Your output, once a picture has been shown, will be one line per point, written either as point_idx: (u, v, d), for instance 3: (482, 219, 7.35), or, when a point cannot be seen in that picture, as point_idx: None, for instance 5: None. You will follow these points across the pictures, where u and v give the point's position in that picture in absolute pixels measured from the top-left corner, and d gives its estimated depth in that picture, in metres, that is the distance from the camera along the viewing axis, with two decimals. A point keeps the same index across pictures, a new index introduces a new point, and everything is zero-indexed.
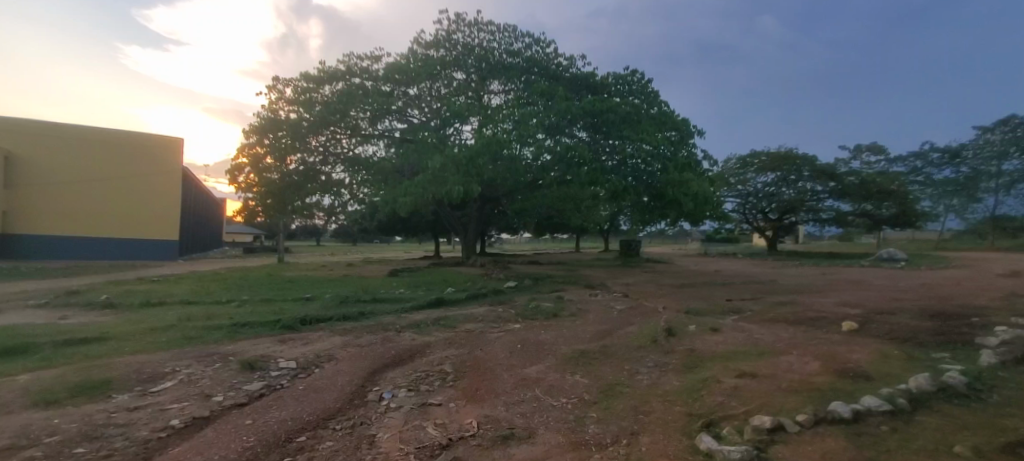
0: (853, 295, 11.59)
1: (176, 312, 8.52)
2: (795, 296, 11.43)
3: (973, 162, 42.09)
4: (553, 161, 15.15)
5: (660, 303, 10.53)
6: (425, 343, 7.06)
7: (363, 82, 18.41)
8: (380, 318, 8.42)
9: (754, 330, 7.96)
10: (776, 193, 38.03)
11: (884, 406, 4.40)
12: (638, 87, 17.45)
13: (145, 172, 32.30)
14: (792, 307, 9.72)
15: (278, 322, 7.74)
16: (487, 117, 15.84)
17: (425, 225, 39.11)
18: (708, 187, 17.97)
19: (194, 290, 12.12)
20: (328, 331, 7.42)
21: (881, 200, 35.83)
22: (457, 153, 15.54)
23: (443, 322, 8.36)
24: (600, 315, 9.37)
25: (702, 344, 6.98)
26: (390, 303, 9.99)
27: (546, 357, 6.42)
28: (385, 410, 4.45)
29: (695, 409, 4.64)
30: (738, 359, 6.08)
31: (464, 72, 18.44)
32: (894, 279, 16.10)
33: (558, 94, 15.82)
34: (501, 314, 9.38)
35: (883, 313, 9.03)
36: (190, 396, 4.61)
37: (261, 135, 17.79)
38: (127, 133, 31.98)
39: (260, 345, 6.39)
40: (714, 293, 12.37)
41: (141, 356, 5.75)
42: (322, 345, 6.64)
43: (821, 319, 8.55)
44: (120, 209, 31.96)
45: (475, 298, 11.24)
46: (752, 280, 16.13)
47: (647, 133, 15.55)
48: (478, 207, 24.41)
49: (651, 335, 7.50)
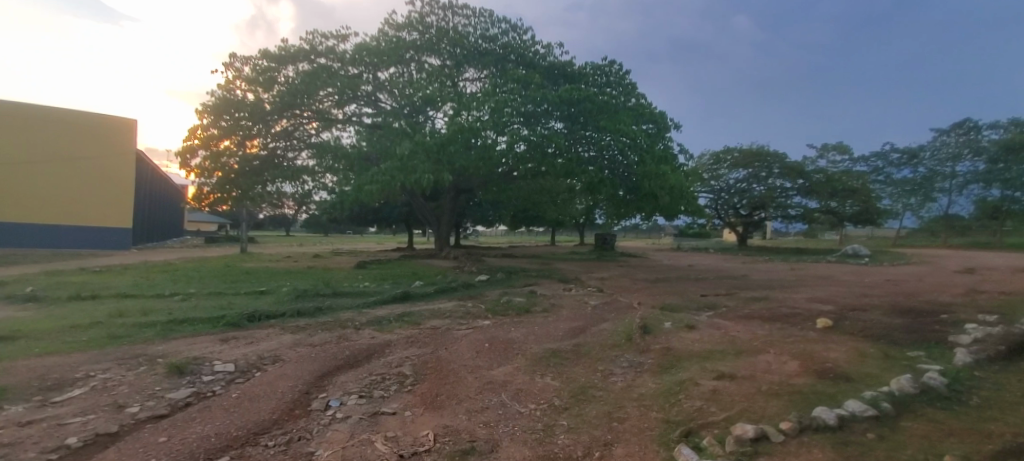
0: (824, 291, 11.65)
1: (109, 307, 7.69)
2: (769, 292, 11.38)
3: (929, 163, 44.17)
4: (528, 149, 14.76)
5: (635, 299, 10.23)
6: (385, 342, 6.51)
7: (330, 63, 17.36)
8: (338, 314, 7.78)
9: (731, 327, 7.72)
10: (747, 189, 38.79)
11: (868, 411, 4.17)
12: (617, 77, 17.08)
13: (93, 154, 29.96)
14: (766, 303, 9.61)
15: (222, 319, 7.01)
16: (461, 103, 15.26)
17: (398, 216, 38.10)
18: (683, 181, 17.89)
19: (137, 283, 11.11)
20: (278, 329, 6.75)
21: (846, 197, 36.90)
22: (428, 139, 14.95)
23: (407, 319, 7.81)
24: (573, 311, 8.98)
25: (679, 342, 6.69)
26: (351, 297, 9.34)
27: (516, 357, 6.00)
28: (330, 422, 3.91)
29: (673, 415, 4.29)
30: (715, 360, 5.80)
31: (439, 58, 17.76)
32: (860, 275, 16.40)
33: (533, 81, 15.39)
34: (470, 310, 8.90)
35: (855, 310, 8.97)
36: (99, 408, 3.92)
37: (216, 116, 16.58)
38: (71, 111, 29.55)
39: (196, 346, 5.71)
40: (689, 288, 12.20)
41: (51, 358, 5.00)
42: (268, 345, 6.00)
43: (796, 316, 8.41)
44: (65, 194, 29.65)
45: (444, 292, 10.68)
46: (726, 275, 16.15)
47: (624, 124, 15.28)
48: (452, 198, 23.72)
49: (626, 333, 7.16)
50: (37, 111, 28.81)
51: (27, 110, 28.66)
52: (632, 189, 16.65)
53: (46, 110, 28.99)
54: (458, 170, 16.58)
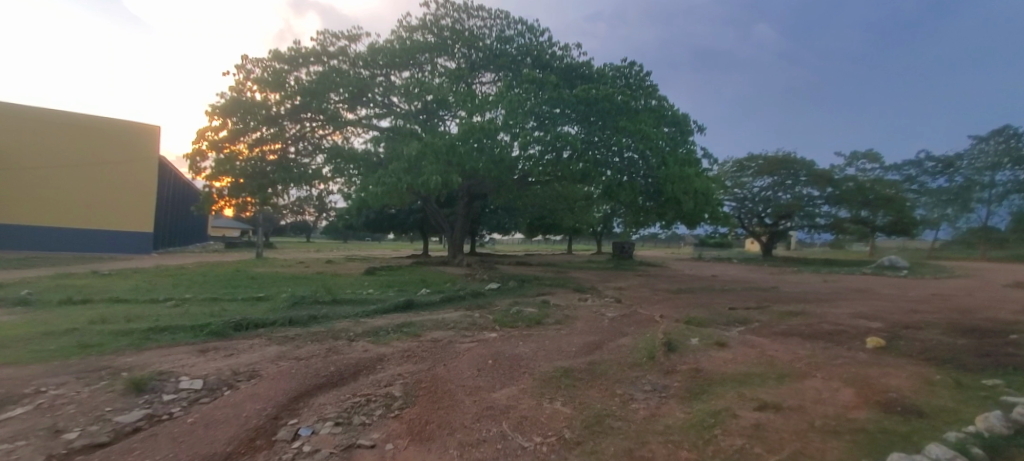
0: (868, 306, 10.54)
1: (95, 313, 7.33)
2: (805, 305, 10.35)
3: (967, 171, 41.25)
4: (542, 151, 14.17)
5: (656, 311, 9.37)
6: (378, 355, 5.89)
7: (341, 65, 17.03)
8: (333, 324, 7.20)
9: (766, 346, 6.84)
10: (772, 197, 37.38)
11: (958, 459, 3.29)
12: (638, 78, 16.25)
13: (119, 159, 30.68)
14: (804, 318, 8.65)
15: (206, 327, 6.49)
16: (474, 103, 14.73)
17: (414, 223, 37.82)
18: (708, 186, 16.89)
19: (135, 287, 10.78)
20: (264, 339, 6.19)
21: (879, 207, 35.04)
22: (438, 140, 14.50)
23: (406, 330, 7.18)
24: (589, 323, 8.21)
25: (708, 362, 5.87)
26: (350, 305, 8.77)
27: (522, 377, 5.28)
28: (294, 457, 3.26)
29: (708, 456, 3.51)
30: (754, 385, 4.96)
31: (453, 60, 17.32)
32: (900, 288, 15.15)
33: (549, 82, 14.81)
34: (476, 320, 8.22)
35: (907, 328, 7.95)
36: (31, 433, 3.41)
37: (226, 117, 16.40)
38: (99, 117, 30.33)
39: (170, 357, 5.22)
40: (714, 300, 11.28)
41: (4, 370, 4.57)
42: (250, 357, 5.45)
43: (840, 334, 7.47)
44: (91, 198, 30.36)
45: (450, 301, 10.03)
46: (754, 287, 15.06)
47: (646, 125, 14.47)
48: (465, 204, 23.12)
49: (647, 349, 6.36)
50: (67, 117, 29.64)
51: (60, 116, 29.61)
52: (653, 193, 15.79)
53: (75, 116, 29.80)
54: (469, 174, 16.06)
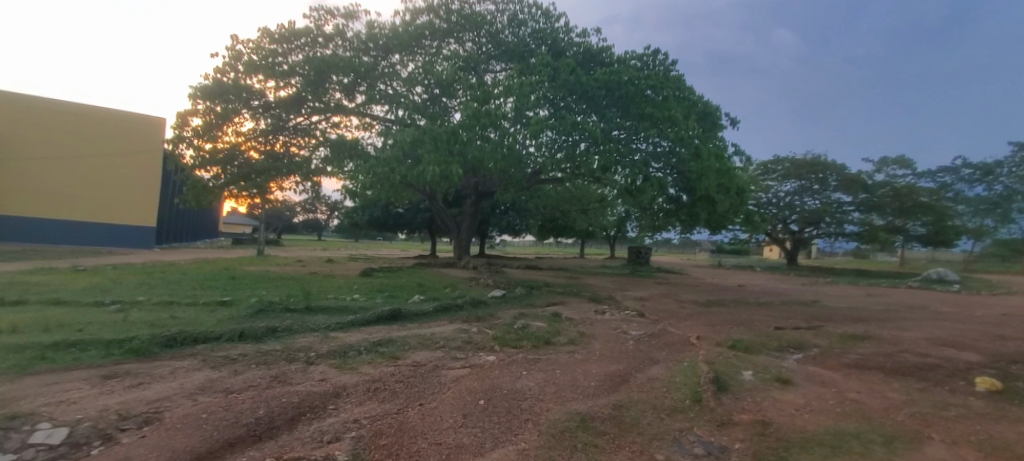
0: (941, 329, 8.88)
1: (6, 322, 6.06)
2: (865, 327, 8.72)
3: (1008, 179, 38.54)
4: (556, 139, 12.73)
5: (689, 330, 7.85)
6: (336, 388, 4.46)
7: (338, 49, 15.70)
8: (292, 340, 5.82)
9: (842, 384, 5.29)
10: (798, 203, 35.44)
11: None
12: (664, 66, 14.58)
13: (119, 151, 29.90)
14: (876, 346, 7.04)
15: (128, 341, 5.22)
16: (481, 87, 13.30)
17: (421, 223, 36.62)
18: (742, 186, 15.16)
19: (91, 286, 9.53)
20: (197, 361, 4.85)
21: (918, 215, 32.90)
22: (438, 126, 13.12)
23: (383, 350, 5.77)
24: (608, 345, 6.76)
25: (775, 409, 4.37)
26: (324, 315, 7.41)
27: (525, 430, 3.78)
28: None
29: None
30: (858, 455, 3.42)
31: (461, 45, 15.98)
32: (961, 306, 13.32)
33: (565, 64, 13.35)
34: (473, 338, 6.77)
35: (1013, 362, 6.31)
36: None
37: (210, 101, 15.27)
38: (102, 108, 29.73)
39: (48, 393, 3.86)
40: (753, 316, 9.69)
41: None
42: (162, 391, 4.07)
43: (934, 370, 5.85)
44: (95, 191, 29.81)
45: (444, 311, 8.61)
46: (793, 300, 13.37)
47: (677, 112, 12.92)
48: (473, 203, 21.46)
49: (691, 387, 4.86)
50: (67, 107, 29.06)
51: (66, 107, 29.12)
52: (681, 189, 14.23)
53: (76, 106, 29.22)
54: (473, 167, 14.61)
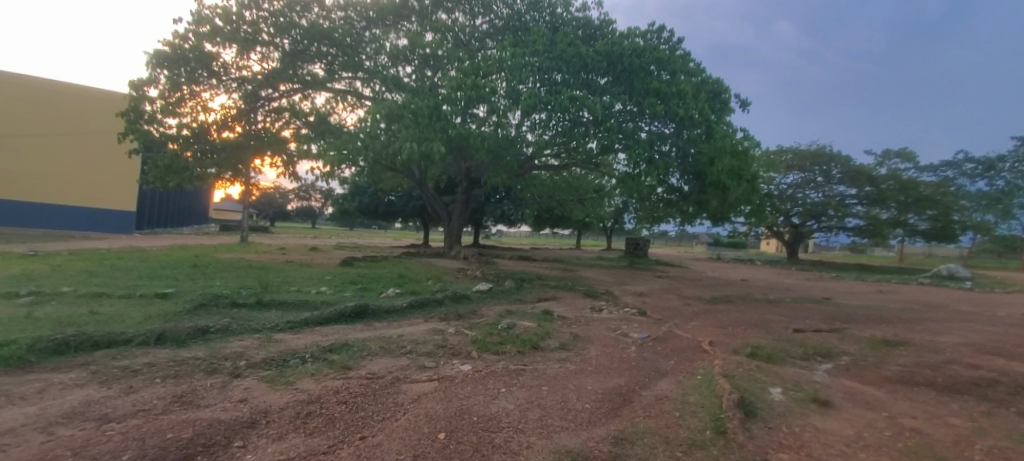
0: (976, 332, 7.98)
1: None
2: (893, 330, 7.80)
3: (1010, 175, 37.86)
4: (550, 116, 11.68)
5: (697, 333, 6.88)
6: (255, 413, 3.41)
7: (315, 19, 14.49)
8: (221, 345, 4.79)
9: (892, 407, 4.31)
10: (798, 196, 34.47)
11: None
12: (669, 44, 13.42)
13: (93, 130, 28.31)
14: (914, 355, 6.10)
15: (4, 346, 4.14)
16: (469, 60, 12.19)
17: (412, 211, 35.60)
18: (753, 174, 14.06)
19: (19, 273, 8.39)
20: (85, 374, 3.81)
21: (924, 208, 32.17)
22: (423, 101, 12.05)
23: (331, 359, 4.71)
24: (607, 351, 5.76)
25: (822, 447, 3.36)
26: (277, 312, 6.38)
27: None
28: None
29: None
30: None
31: (450, 16, 14.76)
32: (981, 305, 12.48)
33: (562, 35, 12.26)
34: (447, 342, 5.73)
35: None
36: None
37: (172, 71, 14.01)
38: (71, 85, 28.12)
39: None
40: (766, 315, 8.77)
41: None
42: (10, 419, 3.00)
43: (992, 388, 4.90)
44: (66, 172, 28.40)
45: (420, 308, 7.58)
46: (804, 297, 12.45)
47: (685, 89, 11.84)
48: (464, 190, 20.39)
49: (712, 413, 3.83)
50: (35, 84, 27.55)
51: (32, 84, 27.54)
52: (686, 175, 13.22)
53: (47, 83, 27.81)
54: (460, 149, 13.53)
